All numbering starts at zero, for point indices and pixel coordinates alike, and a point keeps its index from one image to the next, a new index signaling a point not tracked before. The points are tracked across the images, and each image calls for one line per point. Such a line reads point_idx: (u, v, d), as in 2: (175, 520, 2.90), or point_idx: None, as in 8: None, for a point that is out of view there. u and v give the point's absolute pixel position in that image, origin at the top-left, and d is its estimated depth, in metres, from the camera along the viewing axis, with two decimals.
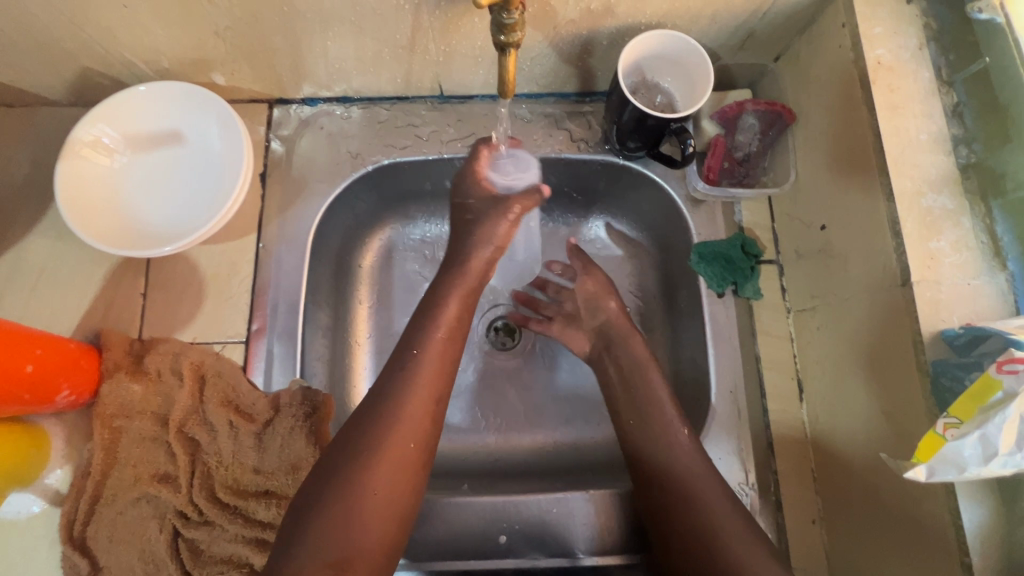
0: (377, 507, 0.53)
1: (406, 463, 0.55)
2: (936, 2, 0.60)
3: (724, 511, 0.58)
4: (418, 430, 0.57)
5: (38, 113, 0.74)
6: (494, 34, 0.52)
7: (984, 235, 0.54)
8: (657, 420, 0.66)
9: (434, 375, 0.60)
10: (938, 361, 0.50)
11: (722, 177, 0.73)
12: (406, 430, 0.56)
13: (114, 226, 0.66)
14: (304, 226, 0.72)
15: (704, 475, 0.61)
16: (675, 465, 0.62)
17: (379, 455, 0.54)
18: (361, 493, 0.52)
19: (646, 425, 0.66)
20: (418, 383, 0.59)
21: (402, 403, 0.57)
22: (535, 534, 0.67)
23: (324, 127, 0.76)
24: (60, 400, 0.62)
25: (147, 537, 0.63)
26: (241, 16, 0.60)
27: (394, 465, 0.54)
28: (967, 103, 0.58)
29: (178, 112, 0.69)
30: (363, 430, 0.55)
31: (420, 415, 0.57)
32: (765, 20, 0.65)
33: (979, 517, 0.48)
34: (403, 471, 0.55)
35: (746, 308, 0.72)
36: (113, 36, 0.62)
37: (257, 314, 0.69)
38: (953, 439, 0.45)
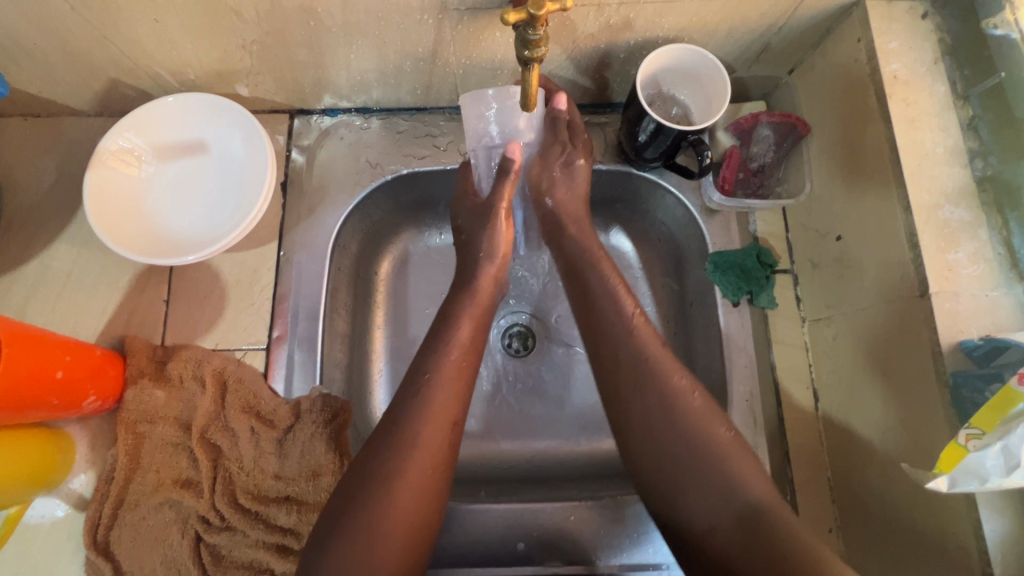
0: (392, 539, 0.51)
1: (429, 469, 0.54)
2: (951, 17, 0.61)
3: (725, 452, 0.53)
4: (436, 454, 0.55)
5: (64, 122, 0.75)
6: (518, 49, 0.53)
7: (1001, 247, 0.54)
8: (657, 375, 0.58)
9: (452, 392, 0.58)
10: (958, 372, 0.51)
11: (737, 188, 0.75)
12: (419, 457, 0.54)
13: (140, 234, 0.68)
14: (324, 235, 0.73)
15: (703, 413, 0.56)
16: (676, 424, 0.55)
17: (391, 484, 0.52)
18: (376, 524, 0.51)
19: (646, 387, 0.58)
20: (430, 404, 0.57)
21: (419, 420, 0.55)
22: (553, 541, 0.67)
23: (344, 137, 0.78)
24: (87, 406, 0.63)
25: (170, 541, 0.64)
26: (269, 30, 0.62)
27: (412, 491, 0.53)
28: (981, 117, 0.58)
29: (203, 123, 0.71)
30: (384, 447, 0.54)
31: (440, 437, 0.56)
32: (780, 34, 0.66)
33: (1001, 529, 0.48)
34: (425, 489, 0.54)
35: (761, 317, 0.72)
36: (143, 49, 0.64)
37: (278, 322, 0.70)
38: (974, 449, 0.46)
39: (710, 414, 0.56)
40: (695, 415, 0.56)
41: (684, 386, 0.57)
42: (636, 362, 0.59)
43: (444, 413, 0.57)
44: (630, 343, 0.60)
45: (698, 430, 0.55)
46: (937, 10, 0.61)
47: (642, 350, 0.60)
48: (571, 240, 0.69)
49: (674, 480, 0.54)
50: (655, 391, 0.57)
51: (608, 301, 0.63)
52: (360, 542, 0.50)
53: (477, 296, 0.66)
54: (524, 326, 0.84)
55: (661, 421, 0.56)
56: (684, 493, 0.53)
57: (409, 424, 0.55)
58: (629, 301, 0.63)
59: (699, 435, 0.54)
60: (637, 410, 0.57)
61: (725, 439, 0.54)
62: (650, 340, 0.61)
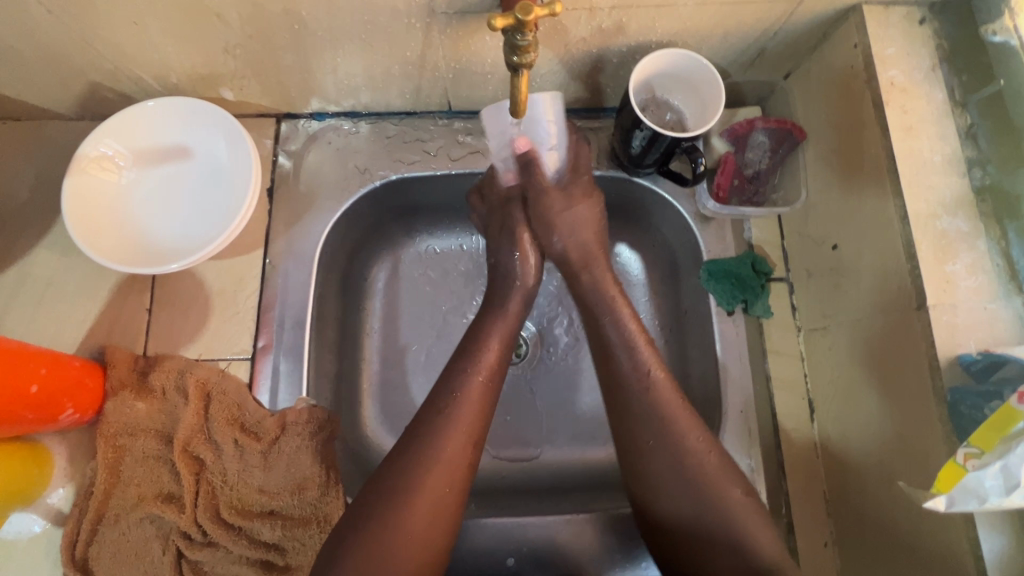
0: (406, 564, 0.52)
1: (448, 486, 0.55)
2: (949, 22, 0.60)
3: (737, 515, 0.54)
4: (459, 477, 0.55)
5: (45, 125, 0.74)
6: (507, 55, 0.52)
7: (1000, 258, 0.53)
8: (676, 442, 0.57)
9: (473, 408, 0.58)
10: (956, 388, 0.50)
11: (732, 195, 0.73)
12: (440, 477, 0.55)
13: (121, 242, 0.66)
14: (311, 242, 0.72)
15: (718, 475, 0.56)
16: (694, 492, 0.55)
17: (409, 509, 0.53)
18: (393, 548, 0.51)
19: (664, 451, 0.57)
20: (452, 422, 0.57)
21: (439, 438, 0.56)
22: (544, 556, 0.66)
23: (332, 142, 0.76)
24: (65, 419, 0.61)
25: (151, 558, 0.62)
26: (251, 33, 0.60)
27: (430, 504, 0.53)
28: (980, 125, 0.57)
29: (185, 127, 0.69)
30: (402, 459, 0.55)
31: (465, 458, 0.56)
32: (776, 39, 0.65)
33: (999, 548, 0.47)
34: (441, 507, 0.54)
35: (756, 326, 0.71)
36: (123, 52, 0.62)
37: (263, 331, 0.69)
38: (973, 469, 0.45)
39: (725, 474, 0.56)
40: (709, 476, 0.55)
41: (700, 445, 0.57)
42: (654, 424, 0.58)
43: (467, 433, 0.57)
44: (646, 400, 0.59)
45: (714, 495, 0.55)
46: (935, 15, 0.60)
47: (659, 407, 0.58)
48: (588, 279, 0.67)
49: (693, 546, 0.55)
50: (671, 451, 0.56)
51: (623, 351, 0.61)
52: (376, 567, 0.50)
53: (505, 315, 0.66)
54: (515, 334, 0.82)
55: (676, 484, 0.56)
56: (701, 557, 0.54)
57: (424, 449, 0.55)
58: (647, 357, 0.61)
59: (715, 502, 0.55)
60: (652, 468, 0.57)
61: (740, 503, 0.55)
62: (669, 398, 0.59)
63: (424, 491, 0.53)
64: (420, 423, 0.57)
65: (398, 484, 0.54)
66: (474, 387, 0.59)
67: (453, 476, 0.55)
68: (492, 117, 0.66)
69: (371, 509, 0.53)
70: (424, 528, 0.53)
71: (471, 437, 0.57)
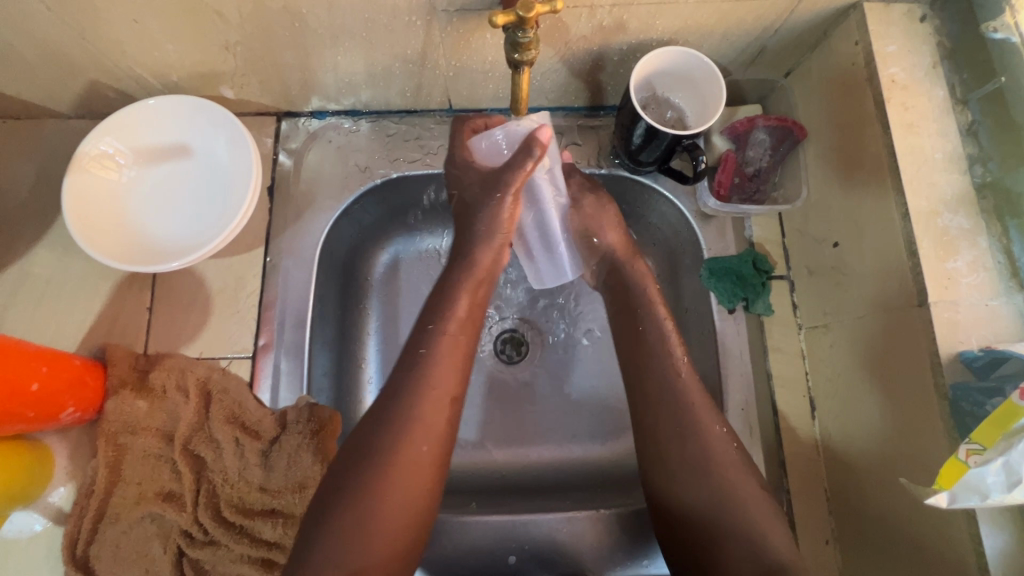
0: (392, 524, 0.51)
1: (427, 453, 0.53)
2: (950, 20, 0.60)
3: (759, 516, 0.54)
4: (436, 434, 0.54)
5: (45, 124, 0.74)
6: (508, 52, 0.53)
7: (1001, 255, 0.53)
8: (695, 427, 0.58)
9: (450, 371, 0.57)
10: (958, 384, 0.50)
11: (733, 193, 0.73)
12: (415, 441, 0.53)
13: (122, 240, 0.66)
14: (311, 241, 0.72)
15: (740, 473, 0.56)
16: (720, 491, 0.55)
17: (388, 467, 0.51)
18: (377, 507, 0.50)
19: (686, 439, 0.57)
20: (429, 386, 0.55)
21: (414, 402, 0.54)
22: (544, 554, 0.66)
23: (333, 140, 0.76)
24: (65, 417, 0.61)
25: (152, 556, 0.62)
26: (253, 31, 0.60)
27: (405, 469, 0.52)
28: (981, 122, 0.57)
29: (185, 125, 0.69)
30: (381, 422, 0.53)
31: (441, 415, 0.55)
32: (776, 37, 0.65)
33: (1001, 544, 0.47)
34: (418, 472, 0.53)
35: (757, 324, 0.71)
36: (124, 50, 0.62)
37: (264, 330, 0.69)
38: (975, 465, 0.45)
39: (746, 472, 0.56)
40: (732, 472, 0.56)
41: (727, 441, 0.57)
42: (682, 420, 0.58)
43: (441, 388, 0.56)
44: (675, 395, 0.59)
45: (739, 493, 0.55)
46: (936, 13, 0.60)
47: (686, 403, 0.59)
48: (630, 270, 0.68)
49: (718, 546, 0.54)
50: (698, 448, 0.57)
51: (659, 351, 0.62)
52: (361, 528, 0.49)
53: (474, 270, 0.63)
54: (516, 332, 0.82)
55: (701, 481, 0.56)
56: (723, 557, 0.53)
57: (399, 409, 0.54)
58: (677, 350, 0.62)
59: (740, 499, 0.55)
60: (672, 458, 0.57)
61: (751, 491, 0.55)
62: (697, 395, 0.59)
63: (399, 449, 0.52)
64: (392, 383, 0.56)
65: (375, 443, 0.52)
66: (447, 345, 0.58)
67: (428, 431, 0.54)
68: (479, 145, 0.66)
69: (350, 469, 0.52)
70: (407, 487, 0.52)
71: (446, 394, 0.56)
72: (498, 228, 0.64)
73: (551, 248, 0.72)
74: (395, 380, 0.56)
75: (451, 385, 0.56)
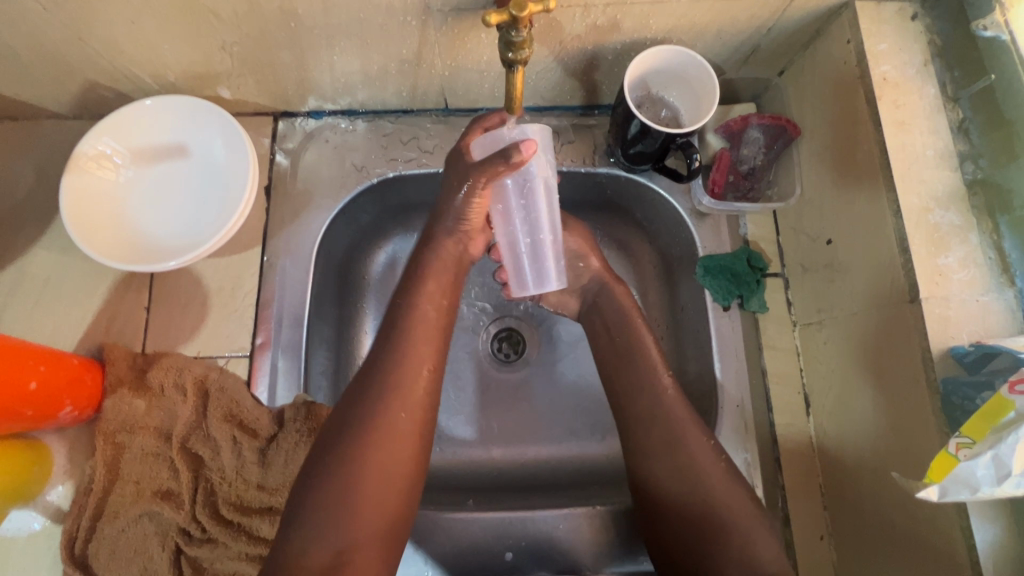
0: (375, 492, 0.52)
1: (412, 416, 0.55)
2: (941, 18, 0.61)
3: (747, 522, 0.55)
4: (420, 404, 0.56)
5: (42, 125, 0.74)
6: (502, 51, 0.53)
7: (992, 251, 0.54)
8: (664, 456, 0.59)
9: (425, 343, 0.58)
10: (948, 379, 0.50)
11: (727, 191, 0.73)
12: (398, 406, 0.54)
13: (120, 240, 0.66)
14: (308, 240, 0.72)
15: (725, 480, 0.57)
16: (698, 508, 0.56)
17: (369, 435, 0.52)
18: (365, 477, 0.51)
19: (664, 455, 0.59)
20: (411, 358, 0.56)
21: (396, 369, 0.55)
22: (540, 550, 0.67)
23: (329, 140, 0.76)
24: (63, 416, 0.62)
25: (150, 554, 0.63)
26: (248, 32, 0.60)
27: (387, 435, 0.53)
28: (972, 119, 0.58)
29: (183, 125, 0.69)
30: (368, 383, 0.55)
31: (422, 385, 0.56)
32: (769, 36, 0.65)
33: (992, 537, 0.48)
34: (400, 442, 0.53)
35: (752, 322, 0.72)
36: (121, 50, 0.62)
37: (261, 328, 0.69)
38: (965, 459, 0.45)
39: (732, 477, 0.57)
40: (716, 480, 0.57)
41: (711, 455, 0.58)
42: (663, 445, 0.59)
43: (420, 360, 0.57)
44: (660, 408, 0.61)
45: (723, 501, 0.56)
46: (927, 12, 0.61)
47: (671, 417, 0.60)
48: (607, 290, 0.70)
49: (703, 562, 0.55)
50: (686, 462, 0.58)
51: (639, 361, 0.64)
52: (346, 493, 0.51)
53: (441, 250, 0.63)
54: (513, 330, 0.82)
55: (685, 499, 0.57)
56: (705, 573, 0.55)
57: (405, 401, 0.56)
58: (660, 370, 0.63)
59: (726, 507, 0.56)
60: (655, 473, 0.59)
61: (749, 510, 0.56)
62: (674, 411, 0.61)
63: (380, 416, 0.53)
64: (373, 361, 0.56)
65: (355, 415, 0.53)
66: (421, 320, 0.59)
67: (407, 401, 0.55)
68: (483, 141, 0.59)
69: (334, 439, 0.53)
70: (392, 455, 0.53)
71: (424, 365, 0.57)
72: (464, 219, 0.62)
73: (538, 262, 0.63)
74: (377, 354, 0.57)
75: (430, 356, 0.58)
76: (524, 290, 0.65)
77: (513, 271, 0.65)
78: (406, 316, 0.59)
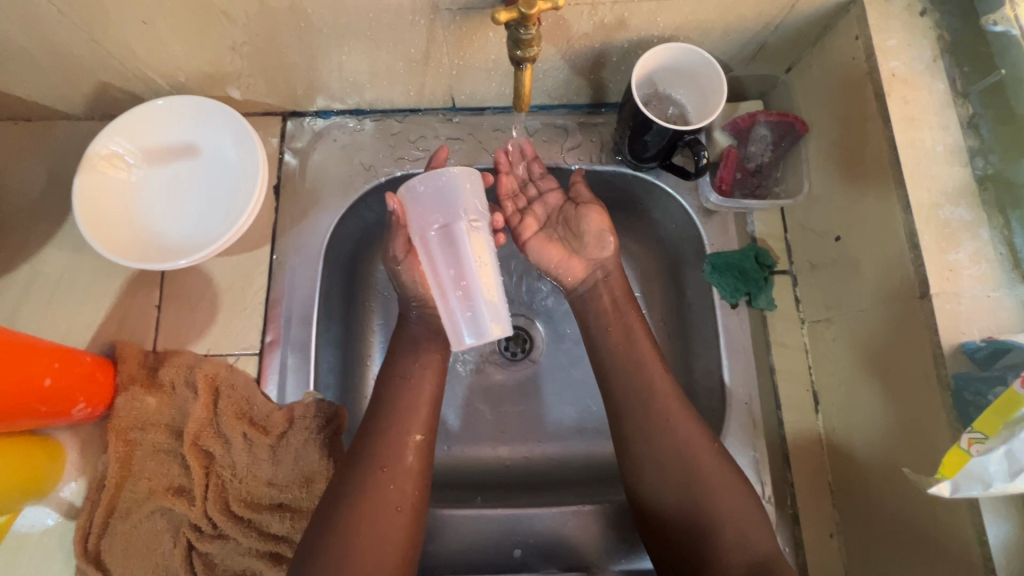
0: (369, 556, 0.55)
1: (403, 479, 0.59)
2: (950, 13, 0.60)
3: None
4: (414, 473, 0.60)
5: (55, 126, 0.75)
6: (510, 49, 0.54)
7: (1003, 247, 0.54)
8: None
9: (415, 411, 0.63)
10: (960, 375, 0.50)
11: (734, 189, 0.73)
12: (386, 476, 0.59)
13: (131, 239, 0.67)
14: (317, 238, 0.73)
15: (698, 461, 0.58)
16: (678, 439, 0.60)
17: (360, 497, 0.57)
18: (356, 539, 0.55)
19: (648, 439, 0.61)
20: (396, 424, 0.62)
21: (384, 440, 0.61)
22: (549, 548, 0.67)
23: (338, 140, 0.77)
24: (77, 413, 0.62)
25: (162, 550, 0.63)
26: (258, 32, 0.61)
27: (380, 500, 0.57)
28: (982, 114, 0.58)
29: (194, 126, 0.70)
30: (362, 447, 0.61)
31: (411, 458, 0.61)
32: (777, 32, 0.65)
33: (1006, 534, 0.47)
34: (389, 504, 0.57)
35: (760, 319, 0.71)
36: (133, 51, 0.63)
37: (271, 326, 0.70)
38: (977, 454, 0.45)
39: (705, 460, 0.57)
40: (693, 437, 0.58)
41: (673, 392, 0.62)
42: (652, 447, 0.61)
43: (407, 430, 0.62)
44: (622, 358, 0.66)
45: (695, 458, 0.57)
46: (936, 6, 0.61)
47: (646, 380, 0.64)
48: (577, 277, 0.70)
49: (703, 503, 0.58)
50: None
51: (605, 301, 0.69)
52: (344, 555, 0.54)
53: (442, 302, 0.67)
54: (520, 329, 0.82)
55: None
56: (712, 567, 0.56)
57: (372, 444, 0.61)
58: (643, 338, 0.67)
59: None
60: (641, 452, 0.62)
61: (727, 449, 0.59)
62: (678, 409, 0.62)
63: (372, 486, 0.58)
64: (364, 431, 0.62)
65: (354, 480, 0.58)
66: (405, 389, 0.64)
67: (398, 471, 0.60)
68: None
69: (330, 508, 0.57)
70: (385, 519, 0.57)
71: (414, 431, 0.62)
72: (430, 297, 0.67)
73: (464, 311, 0.56)
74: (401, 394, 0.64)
75: (416, 424, 0.63)
76: (462, 342, 0.57)
77: (447, 317, 0.57)
78: (403, 368, 0.66)
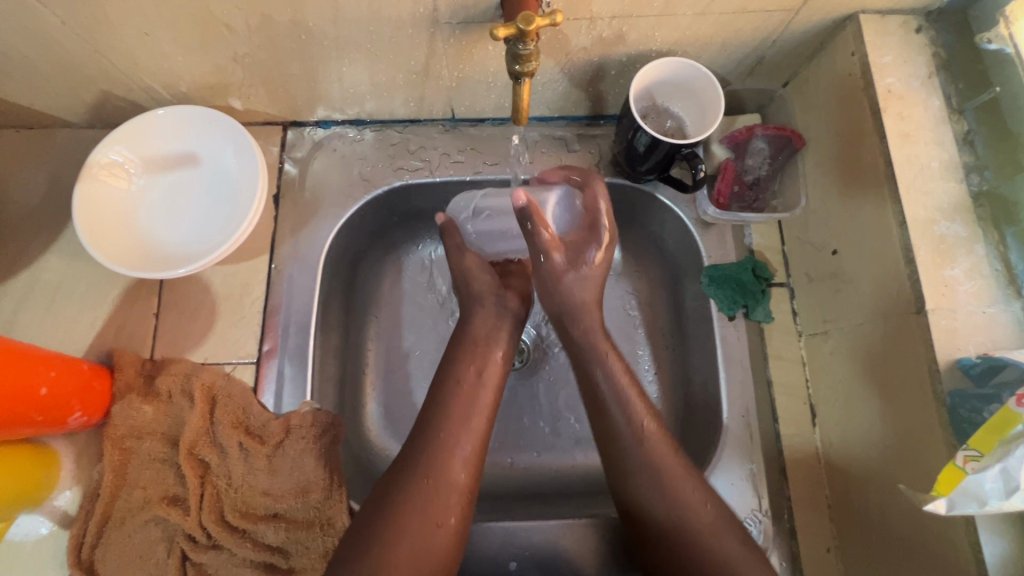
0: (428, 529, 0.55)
1: (459, 460, 0.59)
2: (945, 31, 0.61)
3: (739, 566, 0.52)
4: (461, 478, 0.58)
5: (57, 134, 0.75)
6: (509, 64, 0.54)
7: (998, 263, 0.54)
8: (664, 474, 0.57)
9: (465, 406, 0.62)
10: (955, 392, 0.50)
11: (732, 201, 0.74)
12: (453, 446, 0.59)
13: (131, 247, 0.67)
14: (317, 247, 0.73)
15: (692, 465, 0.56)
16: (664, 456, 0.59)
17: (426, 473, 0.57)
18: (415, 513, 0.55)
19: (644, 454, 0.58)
20: (455, 400, 0.62)
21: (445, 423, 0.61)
22: (545, 560, 0.66)
23: (337, 149, 0.77)
24: (72, 422, 0.62)
25: (156, 560, 0.63)
26: (259, 43, 0.61)
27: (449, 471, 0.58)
28: (977, 131, 0.58)
29: (195, 135, 0.70)
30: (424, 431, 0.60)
31: (460, 475, 0.58)
32: (774, 47, 0.66)
33: (1001, 551, 0.47)
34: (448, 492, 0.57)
35: (757, 331, 0.72)
36: (136, 61, 0.63)
37: (269, 335, 0.70)
38: (973, 472, 0.45)
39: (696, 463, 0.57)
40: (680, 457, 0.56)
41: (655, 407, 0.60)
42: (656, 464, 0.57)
43: (465, 417, 0.62)
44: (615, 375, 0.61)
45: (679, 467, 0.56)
46: (931, 24, 0.61)
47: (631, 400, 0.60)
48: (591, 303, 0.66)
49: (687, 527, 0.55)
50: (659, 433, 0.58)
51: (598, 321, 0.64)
52: (396, 528, 0.54)
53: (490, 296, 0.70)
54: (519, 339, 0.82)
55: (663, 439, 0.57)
56: None
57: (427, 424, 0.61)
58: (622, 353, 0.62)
59: None
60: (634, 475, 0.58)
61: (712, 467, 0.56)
62: None
63: (430, 467, 0.58)
64: (419, 423, 0.61)
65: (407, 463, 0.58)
66: (467, 368, 0.65)
67: (443, 477, 0.58)
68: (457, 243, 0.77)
69: (388, 483, 0.57)
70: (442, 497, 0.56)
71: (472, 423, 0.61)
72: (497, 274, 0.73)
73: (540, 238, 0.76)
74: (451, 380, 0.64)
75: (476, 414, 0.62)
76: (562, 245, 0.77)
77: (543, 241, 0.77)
78: None
